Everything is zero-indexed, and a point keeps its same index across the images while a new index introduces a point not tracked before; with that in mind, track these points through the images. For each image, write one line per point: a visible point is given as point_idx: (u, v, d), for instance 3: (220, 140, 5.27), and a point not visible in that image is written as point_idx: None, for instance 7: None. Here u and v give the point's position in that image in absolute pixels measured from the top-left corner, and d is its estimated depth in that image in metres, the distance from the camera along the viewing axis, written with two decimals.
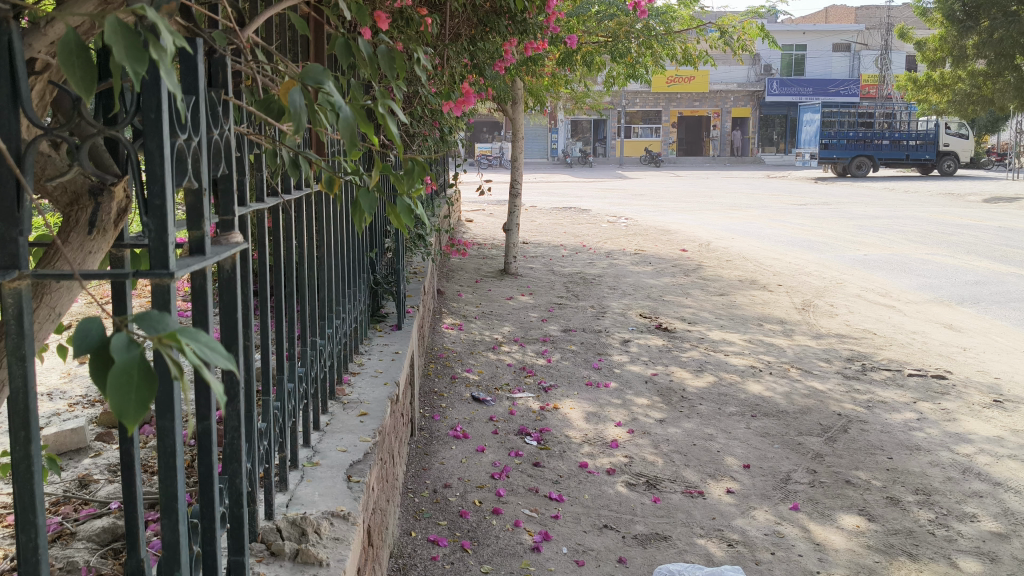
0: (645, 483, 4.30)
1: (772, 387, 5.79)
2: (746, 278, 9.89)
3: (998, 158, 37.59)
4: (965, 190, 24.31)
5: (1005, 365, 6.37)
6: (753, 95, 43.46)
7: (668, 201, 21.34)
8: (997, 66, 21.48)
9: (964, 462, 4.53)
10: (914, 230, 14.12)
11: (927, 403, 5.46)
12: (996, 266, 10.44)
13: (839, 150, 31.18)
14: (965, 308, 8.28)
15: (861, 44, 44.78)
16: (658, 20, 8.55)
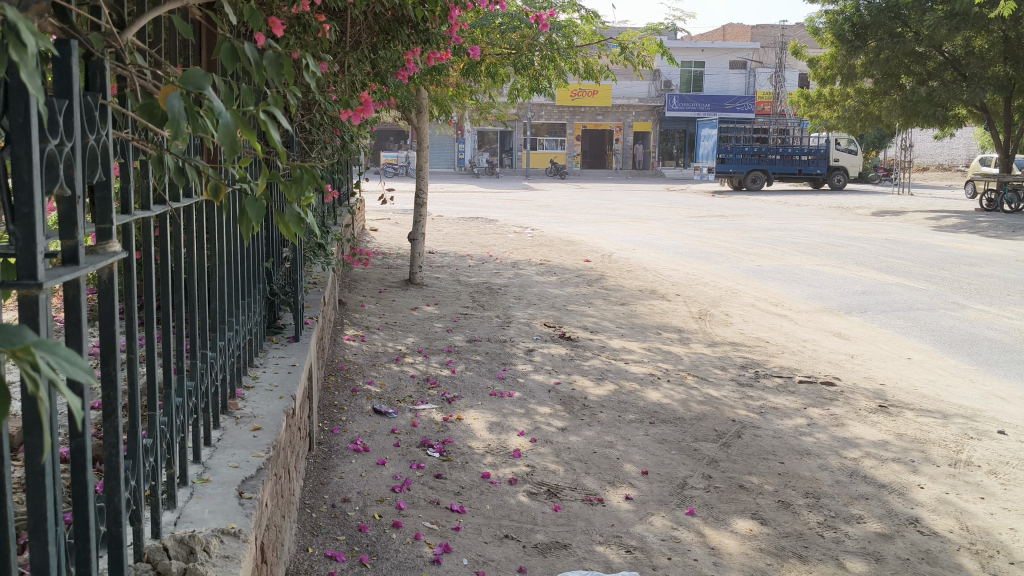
0: (546, 492, 4.32)
1: (669, 394, 5.91)
2: (646, 288, 10.10)
3: (884, 173, 39.40)
4: (853, 204, 25.41)
5: (889, 372, 6.66)
6: (654, 109, 44.70)
7: (573, 212, 21.63)
8: (883, 85, 22.81)
9: (851, 466, 4.71)
10: (805, 242, 14.69)
11: (817, 408, 5.66)
12: (881, 276, 10.94)
13: (735, 165, 32.38)
14: (852, 316, 8.64)
15: (756, 62, 46.45)
16: (560, 34, 8.67)
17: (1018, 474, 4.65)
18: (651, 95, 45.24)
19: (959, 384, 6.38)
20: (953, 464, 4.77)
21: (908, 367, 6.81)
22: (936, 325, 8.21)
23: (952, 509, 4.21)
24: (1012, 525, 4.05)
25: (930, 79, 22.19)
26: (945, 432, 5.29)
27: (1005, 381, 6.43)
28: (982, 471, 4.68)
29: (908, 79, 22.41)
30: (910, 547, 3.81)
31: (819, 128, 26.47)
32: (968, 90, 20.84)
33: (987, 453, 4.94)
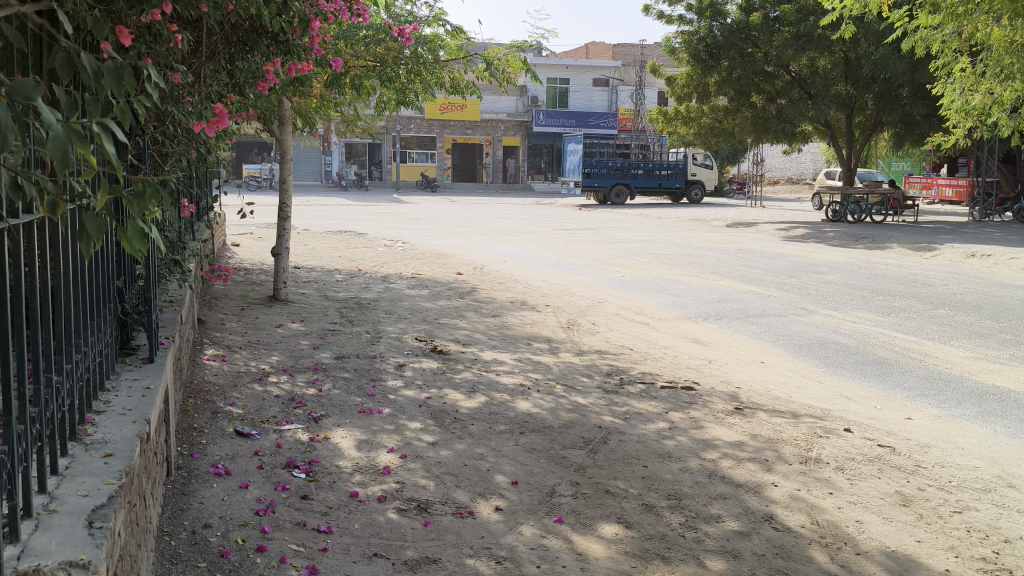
0: (416, 507, 4.29)
1: (538, 404, 5.99)
2: (517, 299, 10.20)
3: (738, 186, 41.25)
4: (711, 216, 26.50)
5: (745, 375, 6.98)
6: (521, 125, 45.38)
7: (443, 225, 21.65)
8: (736, 103, 23.91)
9: (710, 467, 4.90)
10: (666, 253, 15.22)
11: (678, 413, 5.85)
12: (738, 285, 11.45)
13: (600, 179, 33.31)
14: (710, 323, 9.00)
15: (619, 80, 47.84)
16: (426, 48, 8.66)
17: (863, 468, 4.95)
18: (518, 111, 45.94)
19: (809, 385, 6.75)
20: (803, 461, 5.04)
21: (762, 371, 7.15)
22: (787, 330, 8.66)
23: (804, 505, 4.44)
24: (857, 517, 4.31)
25: (779, 97, 23.40)
26: (796, 431, 5.57)
27: (849, 382, 6.84)
28: (830, 468, 4.96)
29: (758, 97, 23.59)
30: (766, 543, 3.99)
31: (677, 143, 27.46)
32: (813, 107, 22.10)
33: (833, 450, 5.23)
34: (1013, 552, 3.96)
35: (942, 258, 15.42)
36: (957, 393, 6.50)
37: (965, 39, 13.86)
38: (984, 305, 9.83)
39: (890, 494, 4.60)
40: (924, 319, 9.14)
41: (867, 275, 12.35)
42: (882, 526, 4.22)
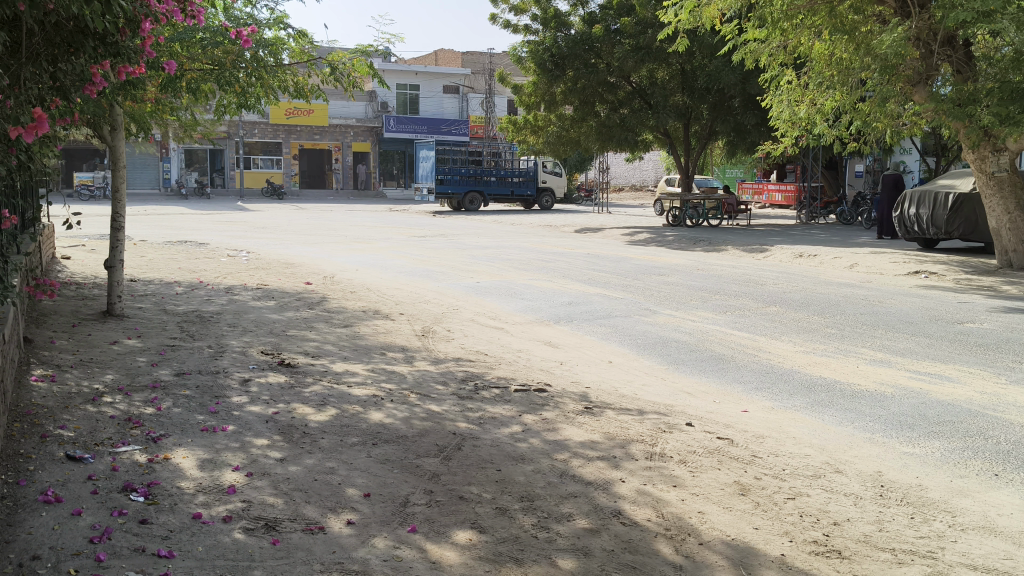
0: (264, 526, 4.16)
1: (391, 413, 5.93)
2: (368, 308, 10.09)
3: (587, 194, 42.45)
4: (560, 222, 27.10)
5: (595, 375, 7.15)
6: (372, 130, 45.08)
7: (291, 234, 21.10)
8: (581, 112, 24.34)
9: (561, 467, 4.99)
10: (518, 258, 15.44)
11: (531, 415, 5.93)
12: (587, 288, 11.74)
13: (453, 186, 33.43)
14: (561, 326, 9.18)
15: (468, 88, 48.31)
16: (267, 52, 8.43)
17: (704, 460, 5.18)
18: (368, 116, 45.48)
19: (654, 382, 6.99)
20: (649, 456, 5.22)
21: (610, 370, 7.35)
22: (633, 330, 8.93)
23: (650, 499, 4.59)
24: (699, 508, 4.50)
25: (620, 107, 24.11)
26: (642, 427, 5.76)
27: (692, 378, 7.14)
28: (674, 462, 5.15)
29: (601, 106, 24.37)
30: (614, 539, 4.10)
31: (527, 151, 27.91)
32: (653, 117, 22.98)
33: (677, 444, 5.45)
34: (840, 534, 4.24)
35: (773, 259, 16.35)
36: (789, 385, 6.90)
37: (790, 52, 14.81)
38: (810, 302, 10.50)
39: (729, 485, 4.83)
40: (758, 316, 9.66)
41: (706, 276, 12.94)
42: (722, 515, 4.42)
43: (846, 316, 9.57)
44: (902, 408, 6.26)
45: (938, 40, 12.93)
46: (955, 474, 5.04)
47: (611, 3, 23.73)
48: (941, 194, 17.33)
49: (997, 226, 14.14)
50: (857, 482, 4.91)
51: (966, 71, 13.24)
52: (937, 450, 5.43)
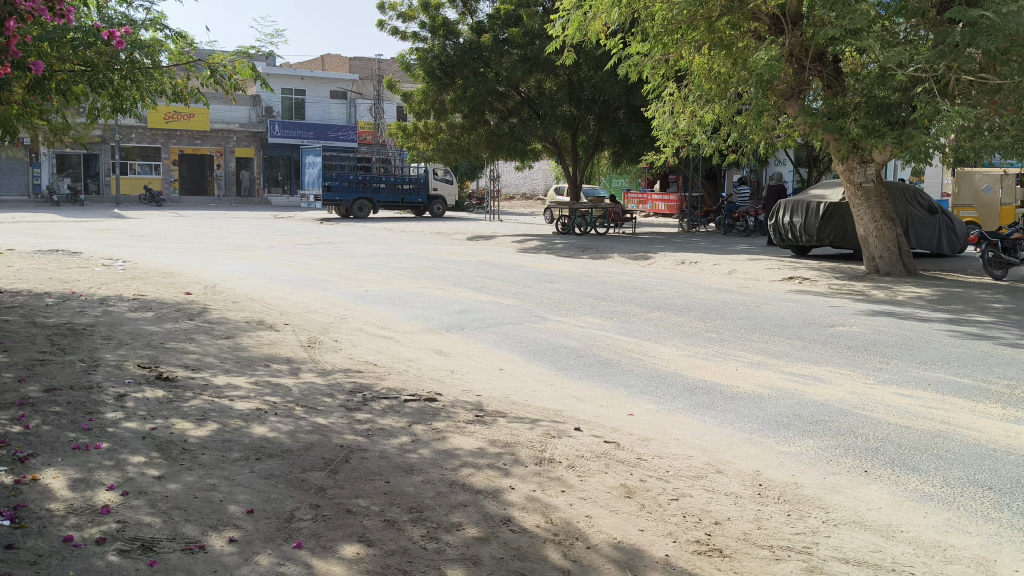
0: (140, 546, 3.99)
1: (275, 427, 5.78)
2: (253, 319, 9.83)
3: (477, 201, 42.62)
4: (450, 229, 27.10)
5: (485, 383, 7.17)
6: (256, 135, 44.07)
7: (170, 242, 20.40)
8: (471, 120, 24.37)
9: (450, 476, 4.97)
10: (408, 266, 15.34)
11: (421, 425, 5.89)
12: (477, 295, 11.76)
13: (341, 193, 32.98)
14: (451, 334, 9.16)
15: (356, 94, 47.90)
16: (143, 54, 8.14)
17: (592, 465, 5.25)
18: (252, 121, 44.45)
19: (544, 389, 7.04)
20: (538, 462, 5.25)
21: (500, 377, 7.38)
22: (522, 337, 8.99)
23: (539, 505, 4.62)
24: (587, 512, 4.56)
25: (510, 116, 24.35)
26: (532, 433, 5.80)
27: (580, 383, 7.23)
28: (562, 466, 5.21)
29: (491, 115, 24.47)
30: (503, 547, 4.11)
31: (416, 159, 27.81)
32: (541, 127, 23.27)
33: (566, 449, 5.50)
34: (721, 533, 4.37)
35: (657, 266, 16.77)
36: (673, 388, 7.08)
37: (672, 66, 15.25)
38: (693, 308, 10.81)
39: (616, 488, 4.91)
40: (643, 322, 9.88)
41: (594, 283, 13.16)
42: (610, 518, 4.49)
43: (727, 321, 9.89)
44: (778, 409, 6.51)
45: (810, 56, 13.55)
46: (829, 471, 5.27)
47: (499, 13, 23.87)
48: (813, 203, 18.13)
49: (865, 234, 14.87)
50: (737, 481, 5.08)
51: (835, 86, 13.87)
52: (810, 448, 5.67)
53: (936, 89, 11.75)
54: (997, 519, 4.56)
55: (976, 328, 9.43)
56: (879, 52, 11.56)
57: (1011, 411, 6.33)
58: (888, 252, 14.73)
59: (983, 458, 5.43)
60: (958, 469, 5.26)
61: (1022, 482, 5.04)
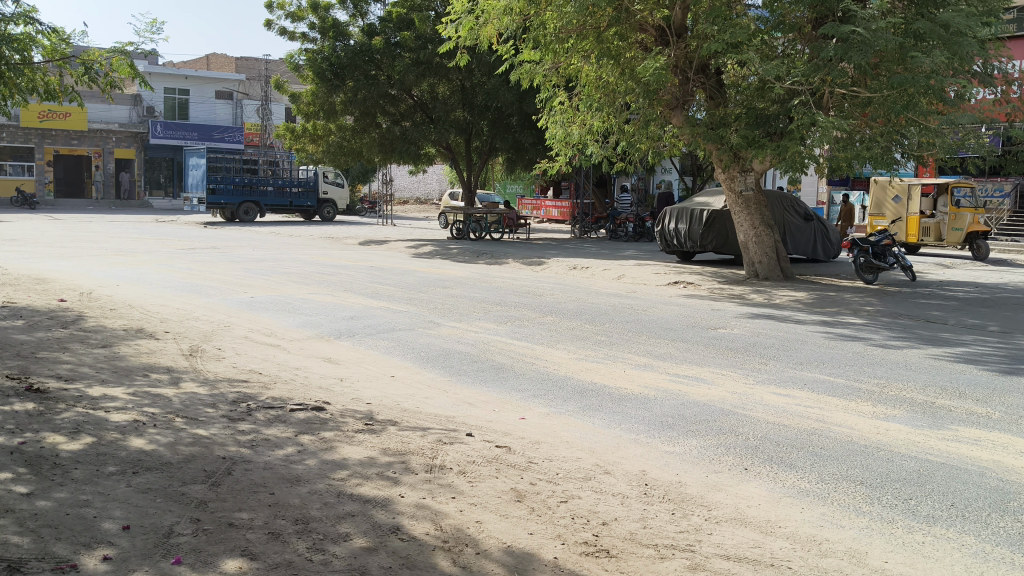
0: (5, 568, 3.79)
1: (154, 440, 5.59)
2: (131, 326, 9.47)
3: (369, 206, 42.36)
4: (341, 234, 26.82)
5: (375, 391, 7.10)
6: (137, 135, 42.46)
7: (43, 246, 19.47)
8: (362, 123, 24.01)
9: (338, 487, 4.90)
10: (296, 271, 15.06)
11: (308, 435, 5.78)
12: (368, 301, 11.65)
13: (227, 196, 32.12)
14: (341, 342, 9.03)
15: (243, 94, 46.95)
16: (12, 50, 7.73)
17: (482, 470, 5.26)
18: (133, 121, 42.90)
19: (435, 395, 7.02)
20: (428, 469, 5.23)
21: (390, 385, 7.31)
22: (414, 344, 8.93)
23: (428, 513, 4.59)
24: (477, 518, 4.56)
25: (403, 119, 24.26)
26: (422, 440, 5.76)
27: (472, 389, 7.24)
28: (452, 473, 5.20)
29: (383, 118, 24.27)
30: (391, 556, 4.08)
31: (305, 161, 27.30)
32: (434, 131, 23.29)
33: (456, 456, 5.50)
34: (608, 533, 4.45)
35: (549, 271, 16.97)
36: (562, 391, 7.18)
37: (562, 74, 15.43)
38: (582, 312, 10.98)
39: (506, 492, 4.93)
40: (535, 326, 9.96)
41: (487, 288, 13.22)
42: (499, 523, 4.50)
43: (615, 325, 10.09)
44: (663, 409, 6.69)
45: (694, 68, 13.99)
46: (711, 469, 5.44)
47: (390, 16, 23.70)
48: (697, 210, 18.70)
49: (745, 239, 15.41)
50: (624, 482, 5.18)
51: (718, 98, 14.34)
52: (694, 447, 5.84)
53: (811, 101, 12.29)
54: (868, 513, 4.79)
55: (847, 330, 9.91)
56: (759, 65, 12.03)
57: (881, 409, 6.67)
58: (767, 257, 15.32)
59: (855, 454, 5.70)
60: (831, 465, 5.50)
61: (891, 476, 5.31)
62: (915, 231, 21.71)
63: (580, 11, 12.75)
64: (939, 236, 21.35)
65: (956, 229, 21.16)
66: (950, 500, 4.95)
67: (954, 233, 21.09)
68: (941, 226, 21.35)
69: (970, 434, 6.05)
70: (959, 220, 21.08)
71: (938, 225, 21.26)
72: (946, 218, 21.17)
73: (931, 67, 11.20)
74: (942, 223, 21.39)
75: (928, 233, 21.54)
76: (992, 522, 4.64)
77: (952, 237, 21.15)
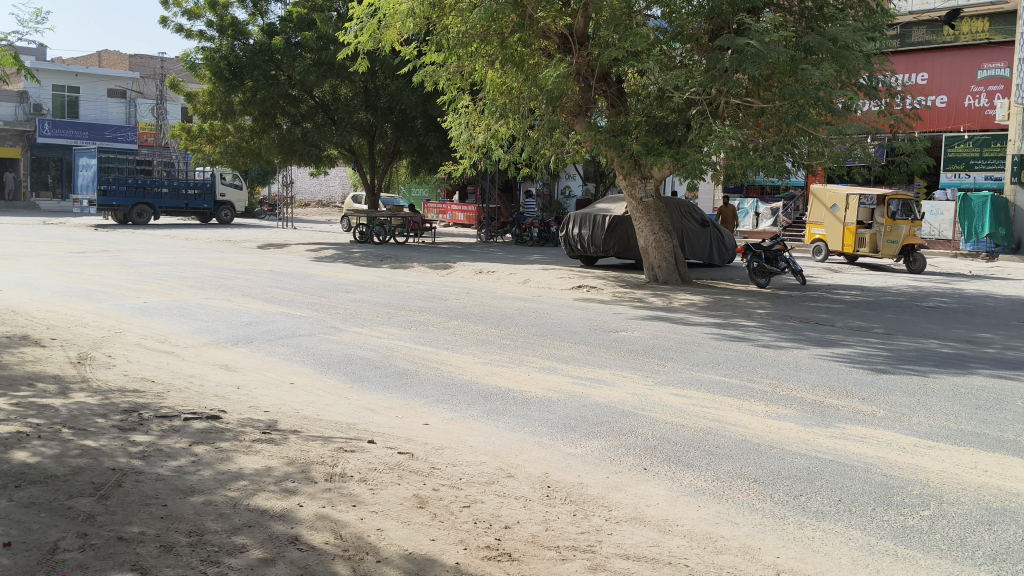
0: None
1: (39, 452, 5.34)
2: (15, 333, 9.03)
3: (269, 209, 41.71)
4: (239, 237, 26.22)
5: (274, 399, 6.96)
6: (23, 134, 40.60)
7: None
8: (261, 123, 23.26)
9: (235, 498, 4.78)
10: (192, 276, 14.64)
11: (204, 445, 5.62)
12: (267, 306, 11.40)
13: (119, 198, 31.00)
14: (238, 348, 8.81)
15: (137, 93, 45.94)
16: None
17: (384, 477, 5.21)
18: (18, 119, 40.89)
19: (337, 402, 6.92)
20: (329, 478, 5.15)
21: (290, 393, 7.16)
22: (315, 350, 8.79)
23: (328, 522, 4.52)
24: (378, 526, 4.51)
25: (303, 120, 23.91)
26: (323, 449, 5.67)
27: (375, 395, 7.16)
28: (354, 480, 5.13)
29: (282, 119, 23.70)
30: (291, 566, 4.00)
31: (202, 163, 26.56)
32: (336, 133, 23.13)
33: (358, 463, 5.43)
34: (511, 537, 4.47)
35: (454, 275, 16.98)
36: (466, 395, 7.18)
37: (466, 78, 15.47)
38: (487, 316, 11.02)
39: (408, 498, 4.89)
40: (439, 331, 9.93)
41: (390, 293, 13.13)
42: (400, 530, 4.47)
43: (519, 328, 10.15)
44: (566, 412, 6.76)
45: (595, 76, 14.24)
46: (611, 470, 5.53)
47: (291, 16, 23.29)
48: (600, 216, 19.01)
49: (645, 244, 15.75)
50: (527, 485, 5.21)
51: (619, 105, 14.64)
52: (595, 449, 5.92)
53: (708, 111, 12.69)
54: (760, 510, 4.95)
55: (740, 332, 10.23)
56: (660, 74, 12.28)
57: (773, 408, 6.90)
58: (666, 262, 15.70)
59: (749, 452, 5.87)
60: (727, 463, 5.66)
61: (782, 473, 5.50)
62: (851, 241, 21.20)
63: (485, 18, 12.74)
64: (874, 247, 20.78)
65: (892, 241, 20.57)
66: (838, 496, 5.16)
67: (889, 245, 20.49)
68: (877, 237, 20.80)
69: (855, 431, 6.32)
70: (894, 232, 20.50)
71: (874, 236, 20.70)
72: (881, 229, 20.62)
73: (820, 79, 11.62)
74: (878, 234, 20.82)
75: (863, 243, 21.01)
76: (877, 516, 4.86)
77: (887, 249, 20.61)
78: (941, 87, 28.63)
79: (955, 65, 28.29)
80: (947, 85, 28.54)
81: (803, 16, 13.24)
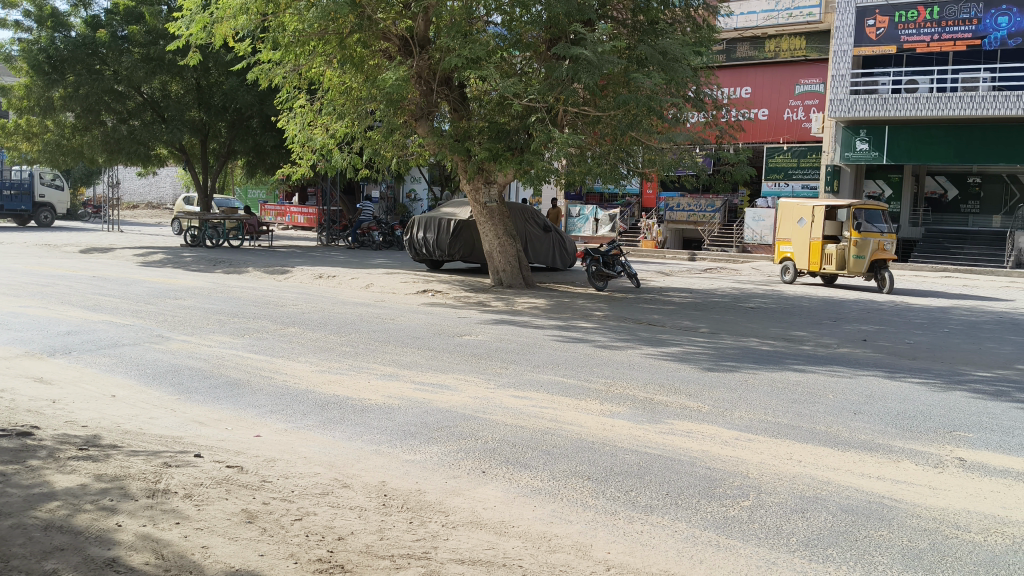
0: None
1: None
2: None
3: (94, 210, 39.94)
4: (60, 241, 24.58)
5: (93, 412, 6.60)
6: None
7: None
8: (84, 120, 21.89)
9: (46, 520, 4.50)
10: (6, 282, 13.64)
11: (13, 465, 5.25)
12: (87, 314, 10.79)
13: None
14: (55, 359, 8.30)
15: None
16: None
17: (211, 492, 5.03)
18: None
19: (161, 415, 6.62)
20: (151, 495, 4.93)
21: (111, 406, 6.81)
22: (140, 360, 8.39)
23: (149, 542, 4.32)
24: (202, 543, 4.35)
25: (130, 118, 22.61)
26: (145, 465, 5.42)
27: (203, 407, 6.90)
28: (178, 496, 4.93)
29: (107, 116, 22.36)
30: None
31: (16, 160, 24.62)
32: (167, 131, 22.27)
33: (182, 478, 5.21)
34: (344, 548, 4.41)
35: (293, 279, 16.65)
36: (302, 405, 7.03)
37: (302, 78, 15.19)
38: (327, 322, 10.84)
39: (236, 513, 4.75)
40: (274, 338, 9.68)
41: (222, 299, 12.72)
42: (227, 547, 4.33)
43: (359, 334, 10.05)
44: (406, 418, 6.73)
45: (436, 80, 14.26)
46: (449, 475, 5.55)
47: (118, 9, 22.39)
48: (444, 219, 19.10)
49: (490, 249, 15.91)
50: (363, 494, 5.16)
51: (461, 110, 14.71)
52: (434, 454, 5.93)
53: (548, 118, 12.88)
54: (592, 506, 5.10)
55: (578, 333, 10.50)
56: (498, 80, 12.31)
57: (606, 406, 7.13)
58: (510, 265, 15.95)
59: (583, 451, 6.02)
60: (562, 463, 5.78)
61: (613, 470, 5.68)
62: (816, 257, 19.92)
63: (322, 18, 12.53)
64: (840, 262, 19.49)
65: (859, 257, 19.26)
66: (665, 489, 5.37)
67: (857, 261, 19.17)
68: (843, 253, 19.49)
69: (682, 426, 6.61)
70: (862, 247, 19.18)
71: (840, 250, 19.46)
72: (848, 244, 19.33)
73: (651, 87, 12.04)
74: (845, 249, 19.51)
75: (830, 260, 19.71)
76: (701, 507, 5.10)
77: (854, 265, 19.27)
78: (762, 101, 30.39)
79: (775, 81, 30.13)
80: (768, 100, 30.31)
81: (636, 29, 13.72)
